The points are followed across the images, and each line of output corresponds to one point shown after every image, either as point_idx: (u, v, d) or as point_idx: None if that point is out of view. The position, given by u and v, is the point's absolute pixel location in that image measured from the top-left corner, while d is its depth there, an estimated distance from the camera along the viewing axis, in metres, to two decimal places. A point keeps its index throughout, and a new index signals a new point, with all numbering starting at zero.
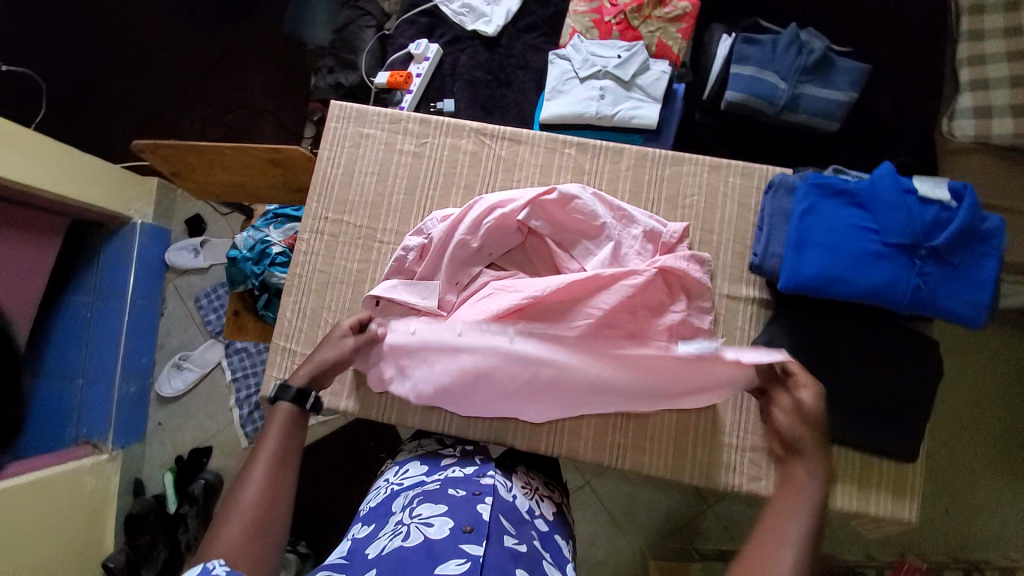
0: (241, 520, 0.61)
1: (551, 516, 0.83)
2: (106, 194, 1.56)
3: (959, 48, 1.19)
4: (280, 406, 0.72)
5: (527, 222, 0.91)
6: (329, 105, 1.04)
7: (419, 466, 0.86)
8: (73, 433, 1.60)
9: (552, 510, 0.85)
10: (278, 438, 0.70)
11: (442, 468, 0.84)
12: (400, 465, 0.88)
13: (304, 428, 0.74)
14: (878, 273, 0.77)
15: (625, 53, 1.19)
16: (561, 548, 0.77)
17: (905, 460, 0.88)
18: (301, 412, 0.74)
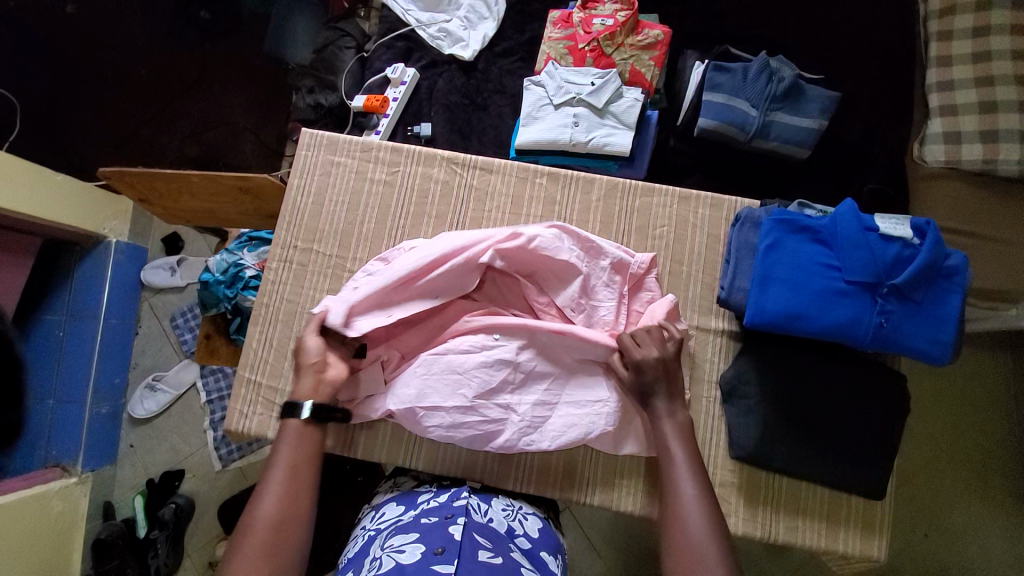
0: (261, 538, 0.65)
1: (535, 534, 0.80)
2: (79, 213, 1.53)
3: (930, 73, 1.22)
4: (290, 423, 0.74)
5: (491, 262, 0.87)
6: (301, 133, 1.03)
7: (398, 505, 0.83)
8: (43, 455, 1.55)
9: (536, 526, 0.83)
10: (294, 451, 0.73)
11: (419, 501, 0.82)
12: (376, 509, 0.85)
13: (319, 437, 0.75)
14: (841, 310, 0.78)
15: (599, 80, 1.20)
16: (546, 563, 0.74)
17: (873, 496, 0.88)
18: (316, 426, 0.75)
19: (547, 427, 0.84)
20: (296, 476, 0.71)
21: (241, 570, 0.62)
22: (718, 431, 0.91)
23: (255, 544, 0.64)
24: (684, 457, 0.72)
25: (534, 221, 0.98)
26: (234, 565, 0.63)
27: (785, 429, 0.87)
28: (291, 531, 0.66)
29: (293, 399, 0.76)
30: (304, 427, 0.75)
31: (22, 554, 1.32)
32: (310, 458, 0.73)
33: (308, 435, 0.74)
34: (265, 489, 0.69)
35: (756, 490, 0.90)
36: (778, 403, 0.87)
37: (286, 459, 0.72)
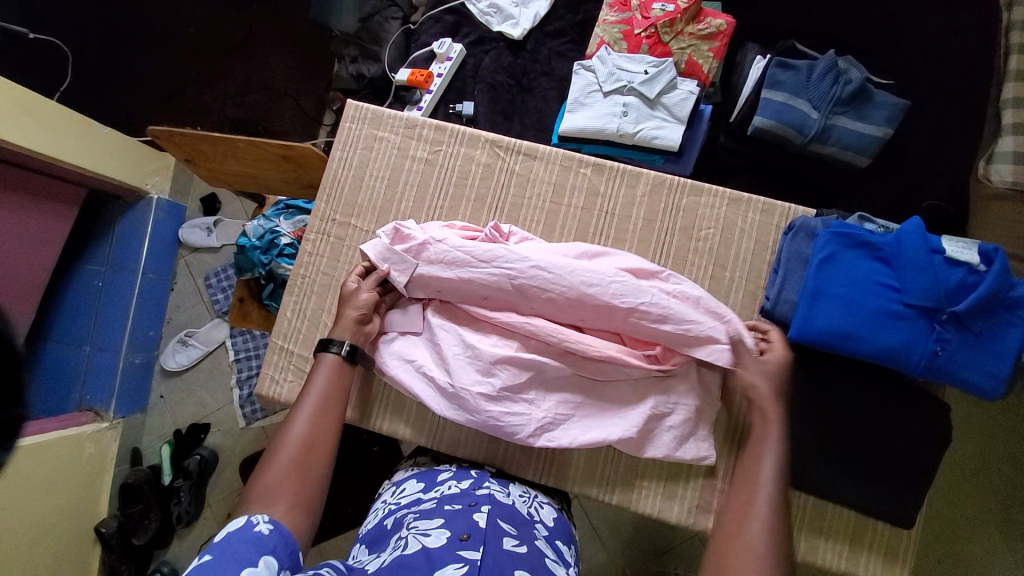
0: (286, 462, 0.69)
1: (552, 523, 0.81)
2: (126, 167, 1.57)
3: (1004, 87, 1.13)
4: (325, 356, 0.80)
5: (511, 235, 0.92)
6: (346, 105, 1.02)
7: (419, 483, 0.83)
8: (77, 399, 1.63)
9: (552, 515, 0.83)
10: (323, 388, 0.77)
11: (438, 483, 0.82)
12: (397, 485, 0.86)
13: (347, 377, 0.81)
14: (894, 333, 0.74)
15: (653, 69, 1.15)
16: (564, 553, 0.75)
17: (900, 525, 0.85)
18: (344, 365, 0.80)
19: (570, 426, 0.85)
20: (324, 407, 0.76)
21: (269, 481, 0.67)
22: (748, 442, 0.89)
23: (285, 463, 0.69)
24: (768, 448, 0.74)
25: (575, 213, 0.96)
26: (261, 479, 0.67)
27: (819, 449, 0.84)
28: (318, 456, 0.71)
29: (331, 337, 0.83)
30: (334, 369, 0.79)
31: (55, 490, 1.41)
32: (338, 393, 0.78)
33: (339, 370, 0.79)
34: (296, 416, 0.74)
35: None
36: (816, 423, 0.84)
37: (319, 394, 0.77)
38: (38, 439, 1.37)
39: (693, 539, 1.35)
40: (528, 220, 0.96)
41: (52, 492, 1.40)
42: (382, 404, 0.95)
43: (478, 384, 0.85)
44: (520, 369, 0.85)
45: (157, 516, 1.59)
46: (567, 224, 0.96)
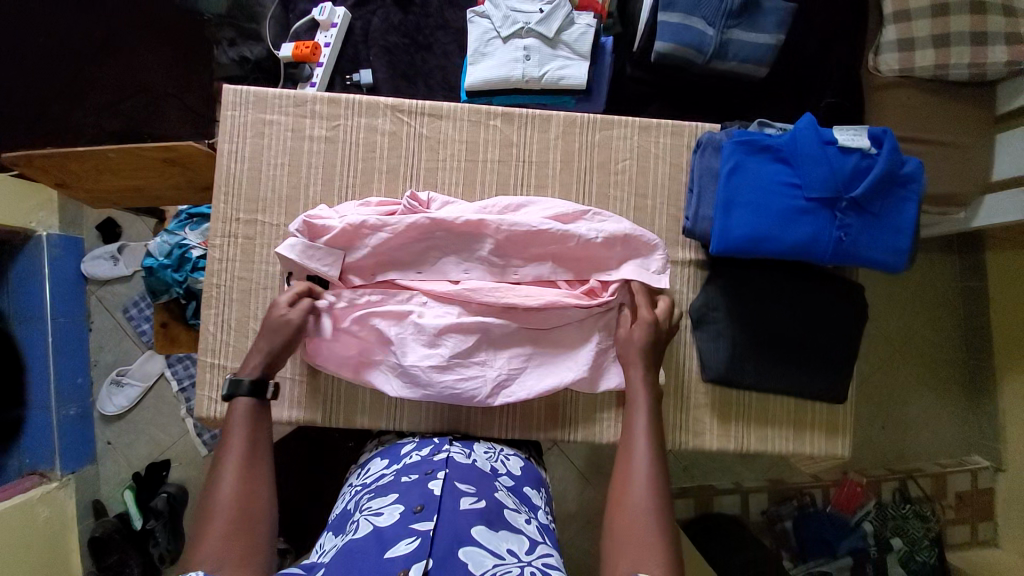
0: (222, 525, 0.61)
1: (518, 471, 0.84)
2: (2, 207, 1.41)
3: None
4: (238, 402, 0.73)
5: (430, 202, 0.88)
6: (223, 91, 0.92)
7: (384, 460, 0.83)
8: (17, 465, 1.49)
9: (519, 464, 0.85)
10: (244, 436, 0.70)
11: (403, 455, 0.83)
12: (363, 465, 0.86)
13: (269, 417, 0.75)
14: (802, 229, 0.79)
15: (548, 5, 1.11)
16: (530, 498, 0.78)
17: (835, 401, 0.94)
18: (258, 402, 0.74)
19: (524, 378, 0.86)
20: (251, 454, 0.69)
21: (211, 550, 0.59)
22: (692, 356, 0.94)
23: (223, 522, 0.61)
24: (644, 415, 0.73)
25: (492, 166, 0.93)
26: (199, 549, 0.59)
27: (754, 349, 0.90)
28: (258, 502, 0.65)
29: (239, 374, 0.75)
30: (251, 414, 0.73)
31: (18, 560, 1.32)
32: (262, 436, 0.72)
33: (259, 411, 0.73)
34: (219, 474, 0.66)
35: (728, 407, 0.94)
36: (748, 326, 0.89)
37: (242, 438, 0.70)
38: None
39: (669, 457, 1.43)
40: (446, 183, 0.93)
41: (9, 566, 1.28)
42: (334, 398, 0.92)
43: (428, 358, 0.83)
44: (467, 335, 0.85)
45: (138, 562, 1.51)
46: (486, 179, 0.93)
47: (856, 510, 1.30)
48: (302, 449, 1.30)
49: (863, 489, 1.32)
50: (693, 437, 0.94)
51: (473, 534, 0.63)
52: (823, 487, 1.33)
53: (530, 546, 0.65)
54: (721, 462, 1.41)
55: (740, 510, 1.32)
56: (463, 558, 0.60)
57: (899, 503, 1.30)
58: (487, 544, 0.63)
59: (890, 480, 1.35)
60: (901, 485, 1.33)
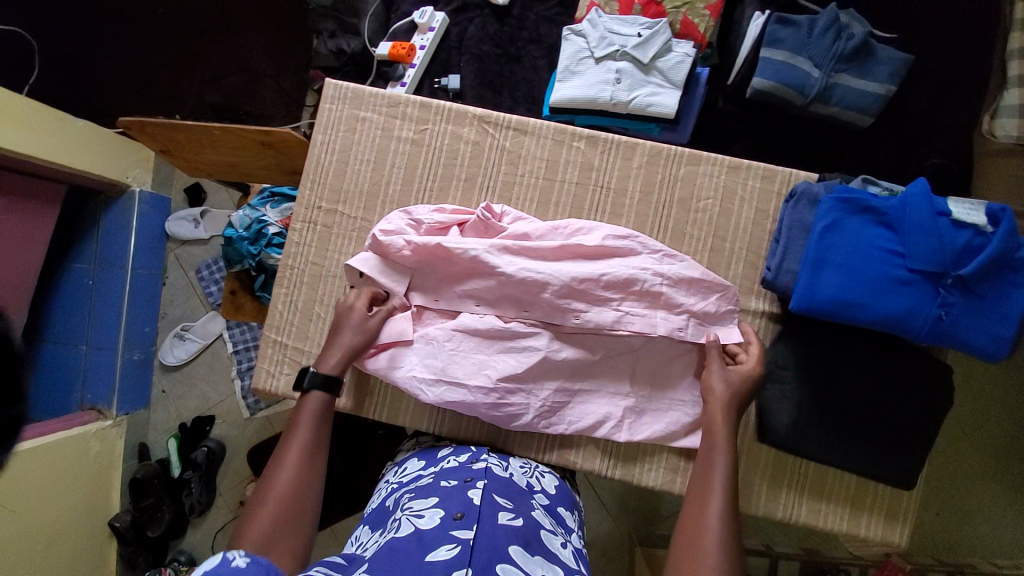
0: (277, 507, 0.67)
1: (552, 491, 0.82)
2: (106, 161, 1.55)
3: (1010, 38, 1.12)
4: (312, 395, 0.78)
5: (503, 215, 0.89)
6: (324, 84, 0.97)
7: (419, 460, 0.85)
8: (78, 398, 1.65)
9: (553, 483, 0.84)
10: (310, 425, 0.76)
11: (438, 458, 0.84)
12: (399, 465, 0.87)
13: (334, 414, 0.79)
14: (897, 301, 0.72)
15: (647, 31, 1.09)
16: (564, 519, 0.77)
17: (901, 485, 0.86)
18: (329, 398, 0.79)
19: (565, 413, 0.87)
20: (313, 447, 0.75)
21: (256, 538, 0.65)
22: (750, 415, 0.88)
23: (270, 514, 0.67)
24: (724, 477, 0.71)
25: (569, 188, 0.92)
26: (248, 534, 0.65)
27: (822, 418, 0.83)
28: (306, 500, 0.70)
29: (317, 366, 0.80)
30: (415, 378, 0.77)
31: (64, 486, 1.43)
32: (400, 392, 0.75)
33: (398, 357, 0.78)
34: (281, 461, 0.72)
35: (781, 472, 0.88)
36: (817, 392, 0.83)
37: (310, 427, 0.76)
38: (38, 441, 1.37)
39: None
40: (521, 198, 0.92)
41: (62, 491, 1.42)
42: (379, 395, 0.94)
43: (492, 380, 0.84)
44: (527, 364, 0.84)
45: (170, 509, 1.62)
46: (561, 200, 0.92)
47: None
48: (338, 430, 1.34)
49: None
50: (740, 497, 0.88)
51: (511, 551, 0.61)
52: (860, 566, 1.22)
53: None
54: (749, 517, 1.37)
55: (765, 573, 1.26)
56: (500, 574, 0.58)
57: None
58: (521, 566, 0.60)
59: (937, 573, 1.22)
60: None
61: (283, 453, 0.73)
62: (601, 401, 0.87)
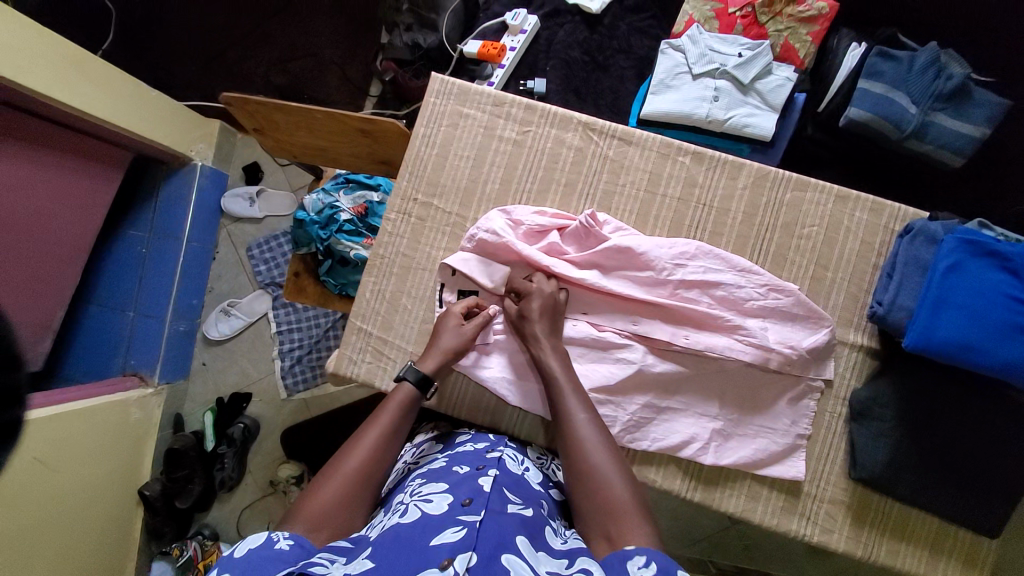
0: (341, 488, 0.66)
1: None
2: (172, 132, 1.53)
3: None
4: (403, 386, 0.77)
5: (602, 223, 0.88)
6: (430, 78, 0.97)
7: (437, 442, 0.84)
8: (121, 363, 1.62)
9: None
10: (393, 415, 0.74)
11: (456, 441, 0.82)
12: (416, 446, 0.86)
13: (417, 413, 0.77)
14: (1019, 349, 0.70)
15: (748, 51, 1.08)
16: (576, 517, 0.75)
17: (984, 533, 0.83)
18: (416, 394, 0.77)
19: (649, 430, 0.85)
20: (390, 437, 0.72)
21: (314, 509, 0.63)
22: (839, 447, 0.86)
23: (334, 490, 0.65)
24: (586, 421, 0.72)
25: (670, 203, 0.91)
26: (308, 501, 0.64)
27: (917, 458, 0.81)
28: (369, 489, 0.68)
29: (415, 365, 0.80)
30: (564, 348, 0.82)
31: (103, 454, 1.41)
32: (550, 359, 0.79)
33: (547, 316, 0.82)
34: (357, 441, 0.71)
35: (865, 509, 0.86)
36: (915, 431, 0.81)
37: (393, 417, 0.74)
38: (74, 409, 1.32)
39: (731, 533, 1.35)
40: (620, 208, 0.91)
41: (98, 458, 1.39)
42: (460, 393, 0.90)
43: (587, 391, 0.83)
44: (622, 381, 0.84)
45: (201, 481, 1.61)
46: (661, 213, 0.91)
47: None
48: None
49: None
50: (820, 532, 0.86)
51: (517, 540, 0.58)
52: None
53: (571, 562, 0.57)
54: (786, 552, 1.34)
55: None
56: (505, 563, 0.53)
57: None
58: (527, 556, 0.56)
59: None
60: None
61: (361, 434, 0.72)
62: (688, 422, 0.85)
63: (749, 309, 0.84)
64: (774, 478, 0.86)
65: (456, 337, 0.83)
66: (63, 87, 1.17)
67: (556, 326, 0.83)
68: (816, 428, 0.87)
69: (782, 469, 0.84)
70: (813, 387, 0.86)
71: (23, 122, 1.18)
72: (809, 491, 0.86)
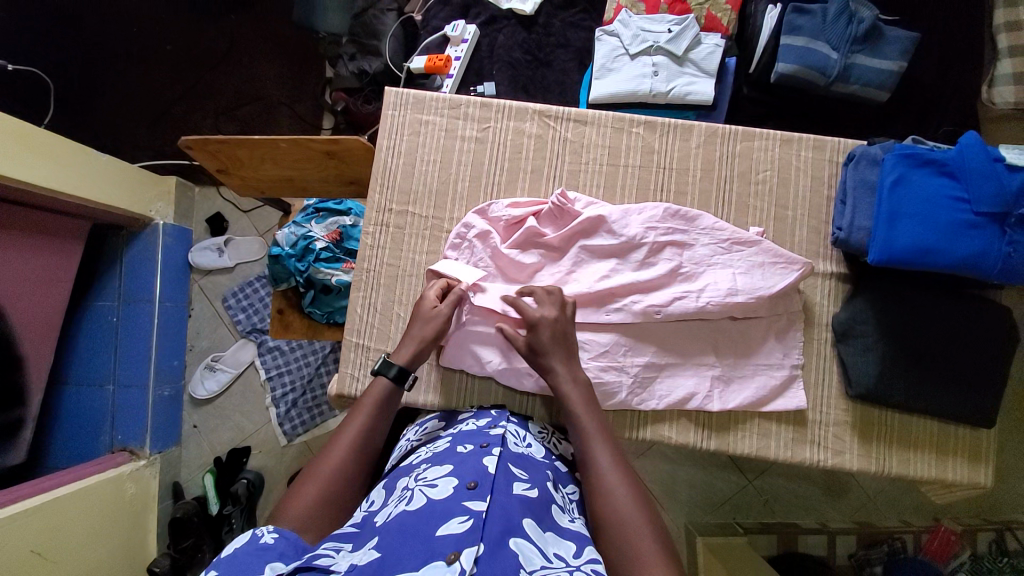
0: (321, 487, 0.65)
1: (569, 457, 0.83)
2: (130, 195, 1.49)
3: (995, 13, 1.20)
4: (379, 379, 0.76)
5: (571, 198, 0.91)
6: (384, 93, 1.00)
7: (440, 422, 0.83)
8: (108, 440, 1.54)
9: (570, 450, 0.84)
10: (370, 411, 0.73)
11: (459, 420, 0.82)
12: (419, 423, 0.85)
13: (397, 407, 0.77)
14: (969, 243, 0.77)
15: (677, 26, 1.16)
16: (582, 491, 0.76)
17: (981, 425, 0.89)
18: (394, 387, 0.76)
19: (655, 387, 0.88)
20: (368, 432, 0.72)
21: (296, 507, 0.62)
22: (832, 370, 0.91)
23: (314, 489, 0.65)
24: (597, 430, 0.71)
25: (633, 171, 0.95)
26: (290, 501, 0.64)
27: (905, 366, 0.86)
28: (350, 486, 0.67)
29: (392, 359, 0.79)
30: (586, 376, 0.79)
31: (102, 537, 1.33)
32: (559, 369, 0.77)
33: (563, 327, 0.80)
34: (338, 440, 0.70)
35: (869, 426, 0.90)
36: (898, 340, 0.86)
37: (372, 411, 0.73)
38: (68, 494, 1.25)
39: (750, 490, 1.37)
40: (588, 184, 0.96)
41: (95, 545, 1.30)
42: (463, 386, 0.93)
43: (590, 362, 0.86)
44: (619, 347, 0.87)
45: (211, 548, 1.52)
46: (627, 183, 0.95)
47: (950, 561, 1.24)
48: None
49: (957, 538, 1.25)
50: (833, 455, 0.89)
51: (524, 524, 0.57)
52: (915, 532, 1.28)
53: (578, 551, 0.58)
54: (805, 499, 1.36)
55: (825, 551, 1.29)
56: (513, 549, 0.53)
57: (997, 556, 1.22)
58: (535, 539, 0.56)
59: (986, 530, 1.27)
60: (999, 537, 1.25)
61: (341, 431, 0.71)
62: (689, 373, 0.88)
63: (720, 259, 0.88)
64: (781, 413, 0.90)
65: (430, 323, 0.82)
66: (9, 164, 1.13)
67: (570, 350, 0.80)
68: (806, 355, 0.92)
69: (786, 401, 0.88)
70: (797, 320, 0.90)
71: None
72: (817, 419, 0.90)
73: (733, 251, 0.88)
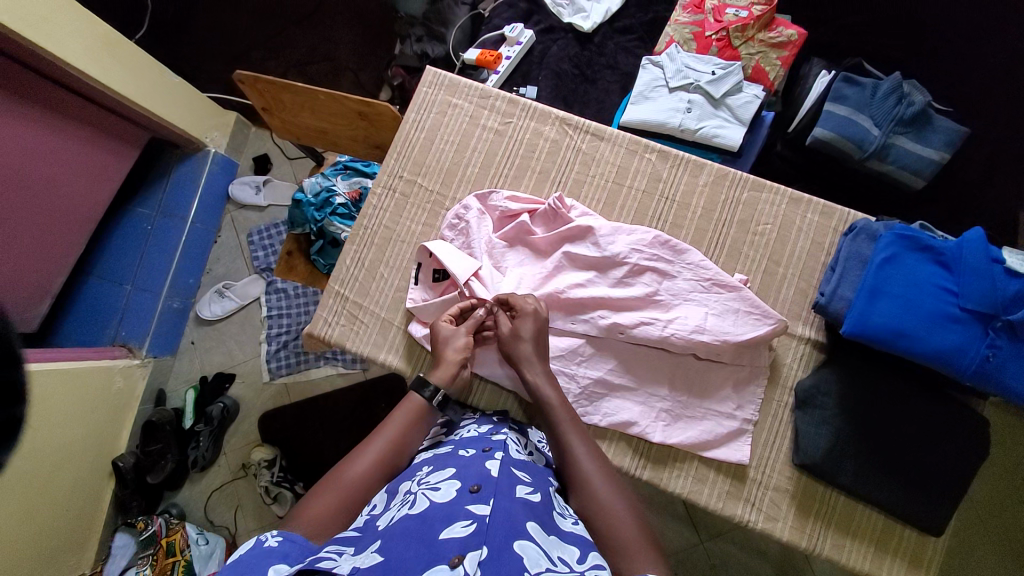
0: (340, 492, 0.67)
1: None
2: (191, 118, 1.61)
3: None
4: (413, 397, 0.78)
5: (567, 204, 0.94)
6: (424, 71, 1.07)
7: (441, 426, 0.85)
8: (112, 333, 1.63)
9: None
10: (399, 428, 0.75)
11: (461, 428, 0.83)
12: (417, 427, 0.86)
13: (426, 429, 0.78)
14: (949, 337, 0.74)
15: (721, 70, 1.18)
16: None
17: (929, 532, 0.85)
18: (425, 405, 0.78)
19: (601, 404, 0.89)
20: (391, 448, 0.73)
21: (314, 509, 0.64)
22: (785, 436, 0.89)
23: (334, 495, 0.66)
24: (577, 435, 0.75)
25: (635, 194, 0.97)
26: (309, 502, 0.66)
27: (859, 447, 0.84)
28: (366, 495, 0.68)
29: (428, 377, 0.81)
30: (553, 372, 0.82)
31: (84, 420, 1.42)
32: (534, 374, 0.80)
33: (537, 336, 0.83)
34: (364, 451, 0.72)
35: (810, 501, 0.87)
36: (857, 419, 0.84)
37: (400, 428, 0.75)
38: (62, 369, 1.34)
39: (700, 550, 1.32)
40: (589, 196, 0.98)
41: (75, 424, 1.39)
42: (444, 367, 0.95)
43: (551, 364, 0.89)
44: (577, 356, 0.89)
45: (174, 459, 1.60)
46: (626, 205, 0.98)
47: None
48: None
49: None
50: (765, 520, 0.87)
51: (528, 527, 0.56)
52: None
53: (582, 555, 0.57)
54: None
55: None
56: (518, 552, 0.52)
57: None
58: (540, 541, 0.55)
59: None
60: None
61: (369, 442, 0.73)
62: (639, 400, 0.89)
63: (695, 297, 0.89)
64: (720, 464, 0.89)
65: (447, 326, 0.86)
66: (91, 64, 1.26)
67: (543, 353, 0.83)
68: (762, 414, 0.90)
69: (729, 453, 0.87)
70: (761, 376, 0.89)
71: (45, 88, 1.24)
72: (754, 478, 0.88)
73: (711, 293, 0.89)
